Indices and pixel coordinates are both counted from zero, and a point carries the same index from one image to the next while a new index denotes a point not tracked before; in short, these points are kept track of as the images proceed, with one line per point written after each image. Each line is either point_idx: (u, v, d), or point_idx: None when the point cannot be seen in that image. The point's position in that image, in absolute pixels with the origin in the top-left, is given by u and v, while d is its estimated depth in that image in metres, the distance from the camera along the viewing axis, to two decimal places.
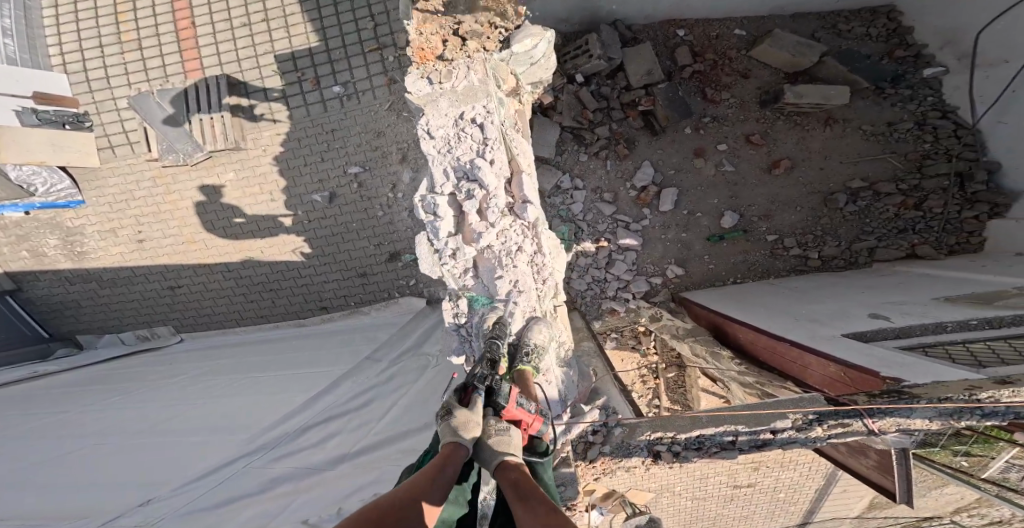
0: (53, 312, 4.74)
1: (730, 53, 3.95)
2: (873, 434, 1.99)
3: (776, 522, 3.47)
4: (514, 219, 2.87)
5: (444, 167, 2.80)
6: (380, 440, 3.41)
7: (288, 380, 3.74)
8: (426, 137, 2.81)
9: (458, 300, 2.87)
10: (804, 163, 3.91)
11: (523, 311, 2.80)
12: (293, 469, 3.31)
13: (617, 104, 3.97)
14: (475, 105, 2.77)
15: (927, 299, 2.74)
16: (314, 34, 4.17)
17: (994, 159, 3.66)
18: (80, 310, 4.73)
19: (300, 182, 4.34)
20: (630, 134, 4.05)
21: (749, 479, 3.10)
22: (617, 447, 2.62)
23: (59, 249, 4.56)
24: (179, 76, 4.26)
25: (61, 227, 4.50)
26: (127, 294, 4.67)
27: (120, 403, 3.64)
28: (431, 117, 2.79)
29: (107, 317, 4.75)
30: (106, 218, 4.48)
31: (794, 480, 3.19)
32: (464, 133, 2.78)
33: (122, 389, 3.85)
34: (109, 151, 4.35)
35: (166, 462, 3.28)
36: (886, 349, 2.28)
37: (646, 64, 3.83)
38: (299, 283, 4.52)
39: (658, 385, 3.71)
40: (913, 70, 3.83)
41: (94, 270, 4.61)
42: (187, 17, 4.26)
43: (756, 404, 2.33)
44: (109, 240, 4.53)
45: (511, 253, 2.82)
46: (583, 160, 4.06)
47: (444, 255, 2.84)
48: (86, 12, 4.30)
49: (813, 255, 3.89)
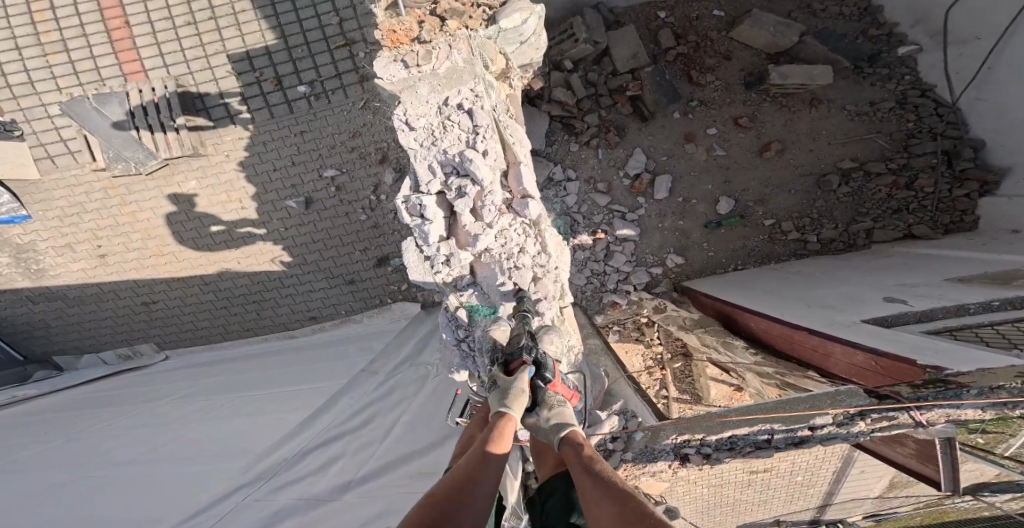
0: (19, 334, 4.36)
1: (710, 34, 3.90)
2: (921, 427, 2.01)
3: (799, 508, 3.33)
4: (514, 217, 2.74)
5: (429, 163, 2.61)
6: (385, 465, 3.18)
7: (282, 398, 3.60)
8: (404, 128, 2.59)
9: (456, 310, 2.82)
10: (793, 145, 3.90)
11: (533, 321, 2.72)
12: (297, 500, 3.08)
13: (605, 91, 3.87)
14: (462, 90, 2.53)
15: (941, 280, 2.77)
16: (271, 31, 3.87)
17: (978, 136, 3.69)
18: (50, 331, 4.37)
19: (271, 188, 4.07)
20: (619, 121, 3.95)
21: (763, 464, 2.93)
22: (640, 453, 2.58)
23: (14, 268, 4.18)
24: (118, 79, 3.91)
25: (9, 243, 4.12)
26: (98, 312, 4.33)
27: (107, 432, 3.41)
28: (409, 105, 2.55)
29: (81, 336, 4.39)
30: (59, 234, 4.10)
31: (811, 464, 2.99)
32: (450, 122, 2.57)
33: (104, 413, 3.62)
34: (48, 162, 3.96)
35: (158, 497, 3.03)
36: (913, 334, 2.30)
37: (631, 46, 3.75)
38: (283, 294, 4.27)
39: (665, 375, 3.77)
40: (888, 49, 3.86)
41: (56, 288, 4.24)
42: (118, 15, 3.86)
43: (795, 399, 2.32)
44: (67, 256, 4.16)
45: (512, 254, 2.73)
46: (573, 150, 3.96)
47: (438, 262, 2.74)
48: None
49: (811, 239, 3.90)
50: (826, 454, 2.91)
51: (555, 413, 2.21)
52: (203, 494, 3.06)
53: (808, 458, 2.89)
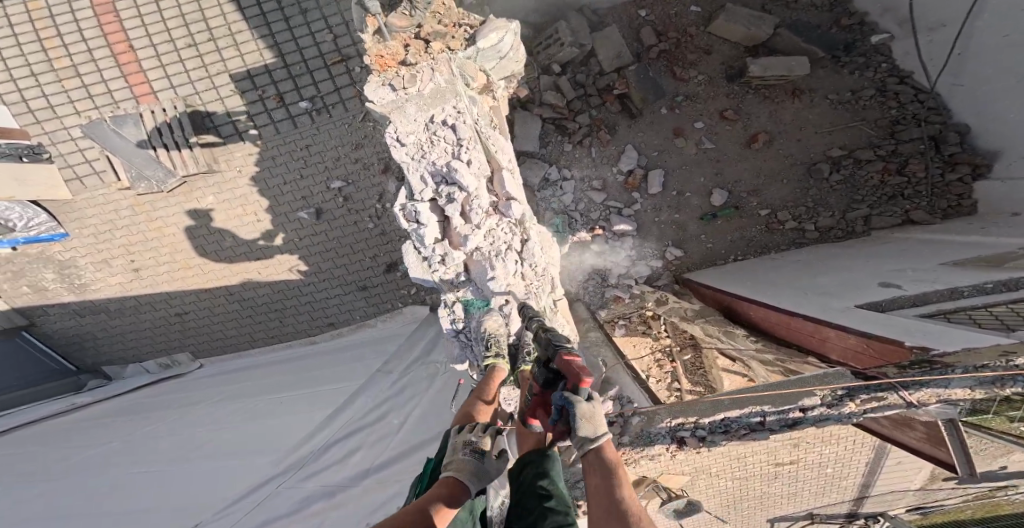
0: (69, 345, 4.60)
1: (690, 30, 3.97)
2: (912, 407, 2.07)
3: (828, 499, 3.41)
4: (500, 218, 2.94)
5: (421, 174, 2.81)
6: (400, 453, 3.42)
7: (307, 398, 3.73)
8: (397, 145, 2.77)
9: (453, 304, 2.96)
10: (781, 135, 3.97)
11: (519, 310, 2.87)
12: (324, 487, 3.34)
13: (593, 91, 3.98)
14: (445, 107, 2.75)
15: (937, 264, 2.83)
16: (269, 50, 4.05)
17: (962, 121, 3.74)
18: (98, 341, 4.61)
19: (283, 200, 4.23)
20: (609, 119, 4.05)
21: (790, 457, 3.01)
22: (636, 436, 2.61)
23: (59, 283, 4.39)
24: (130, 101, 4.09)
25: (52, 260, 4.32)
26: (137, 323, 4.56)
27: (155, 432, 3.57)
28: (398, 124, 2.74)
29: (125, 347, 4.64)
30: (95, 250, 4.30)
31: (838, 455, 3.06)
32: (437, 137, 2.77)
33: (148, 417, 3.76)
34: (77, 183, 4.15)
35: (201, 489, 3.28)
36: (906, 317, 2.39)
37: (614, 47, 3.87)
38: (304, 302, 4.43)
39: (675, 368, 3.84)
40: (861, 38, 3.91)
41: (100, 301, 4.47)
42: (122, 40, 4.04)
43: (781, 384, 2.44)
44: (104, 271, 4.37)
45: (501, 252, 2.89)
46: (567, 150, 4.06)
47: (434, 261, 2.89)
48: (7, 39, 4.01)
49: (809, 227, 3.95)
50: (854, 447, 3.01)
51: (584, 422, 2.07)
52: (241, 485, 3.34)
53: (834, 449, 2.99)
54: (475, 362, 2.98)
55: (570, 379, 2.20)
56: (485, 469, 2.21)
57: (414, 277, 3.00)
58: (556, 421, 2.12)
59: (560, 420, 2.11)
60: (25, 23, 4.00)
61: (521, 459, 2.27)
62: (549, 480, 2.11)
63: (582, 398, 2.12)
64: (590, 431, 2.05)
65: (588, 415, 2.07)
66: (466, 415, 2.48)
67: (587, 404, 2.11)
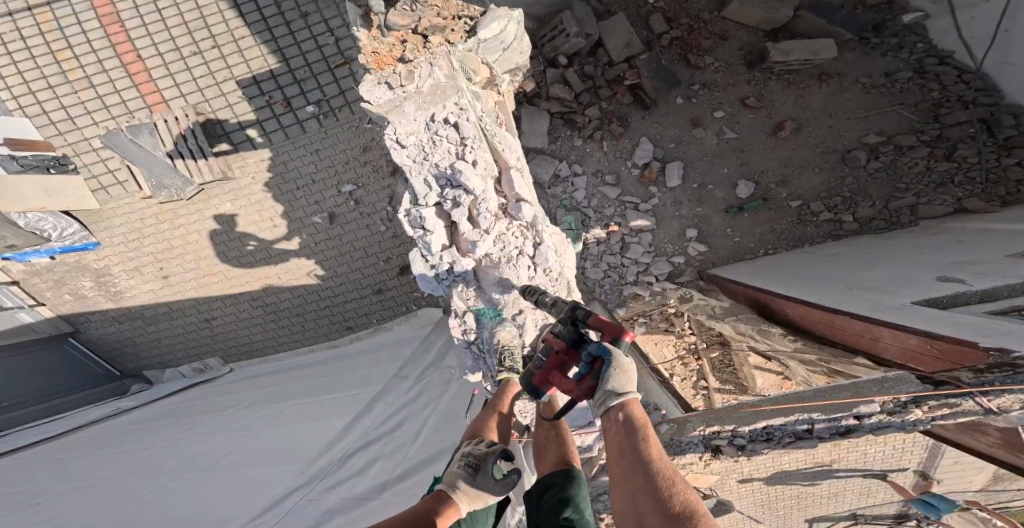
0: (109, 353, 4.64)
1: (704, 15, 3.80)
2: (989, 414, 1.89)
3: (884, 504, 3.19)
4: (510, 221, 2.82)
5: (424, 177, 2.76)
6: (417, 463, 3.19)
7: (329, 405, 3.62)
8: (396, 147, 2.74)
9: (464, 315, 2.86)
10: (810, 123, 3.78)
11: (535, 321, 2.77)
12: (344, 500, 2.99)
13: (603, 83, 3.82)
14: (446, 104, 2.69)
15: (1001, 257, 2.63)
16: (271, 55, 3.98)
17: (1013, 102, 3.51)
18: (136, 348, 4.63)
19: (298, 205, 4.15)
20: (622, 112, 3.90)
21: (828, 455, 2.57)
22: (668, 446, 2.50)
23: (96, 291, 4.40)
24: (143, 111, 4.03)
25: (88, 268, 4.33)
26: (169, 330, 4.56)
27: (183, 440, 3.40)
28: (397, 125, 2.70)
29: (161, 353, 4.65)
30: (124, 258, 4.30)
31: (887, 455, 2.54)
32: (438, 136, 2.72)
33: (179, 425, 3.64)
34: (103, 193, 4.12)
35: (222, 494, 2.94)
36: (973, 315, 2.19)
37: (624, 36, 3.69)
38: (322, 306, 4.41)
39: (702, 366, 3.65)
40: (891, 17, 3.70)
41: (134, 308, 4.48)
42: (131, 51, 3.97)
43: (838, 388, 2.26)
44: (134, 279, 4.38)
45: (512, 257, 2.78)
46: (578, 145, 3.92)
47: (441, 270, 2.85)
48: (21, 52, 3.95)
49: (846, 218, 3.71)
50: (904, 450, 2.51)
51: (618, 372, 1.97)
52: (264, 495, 3.00)
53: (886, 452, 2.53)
54: (489, 372, 2.88)
55: (606, 331, 2.12)
56: (479, 486, 2.19)
57: (420, 282, 2.98)
58: (585, 374, 2.03)
59: (590, 374, 2.01)
60: (36, 36, 3.93)
61: (540, 483, 2.21)
62: (574, 508, 2.03)
63: (620, 351, 2.05)
64: (619, 384, 1.95)
65: (622, 367, 1.98)
66: (477, 431, 2.46)
67: (624, 357, 2.02)
